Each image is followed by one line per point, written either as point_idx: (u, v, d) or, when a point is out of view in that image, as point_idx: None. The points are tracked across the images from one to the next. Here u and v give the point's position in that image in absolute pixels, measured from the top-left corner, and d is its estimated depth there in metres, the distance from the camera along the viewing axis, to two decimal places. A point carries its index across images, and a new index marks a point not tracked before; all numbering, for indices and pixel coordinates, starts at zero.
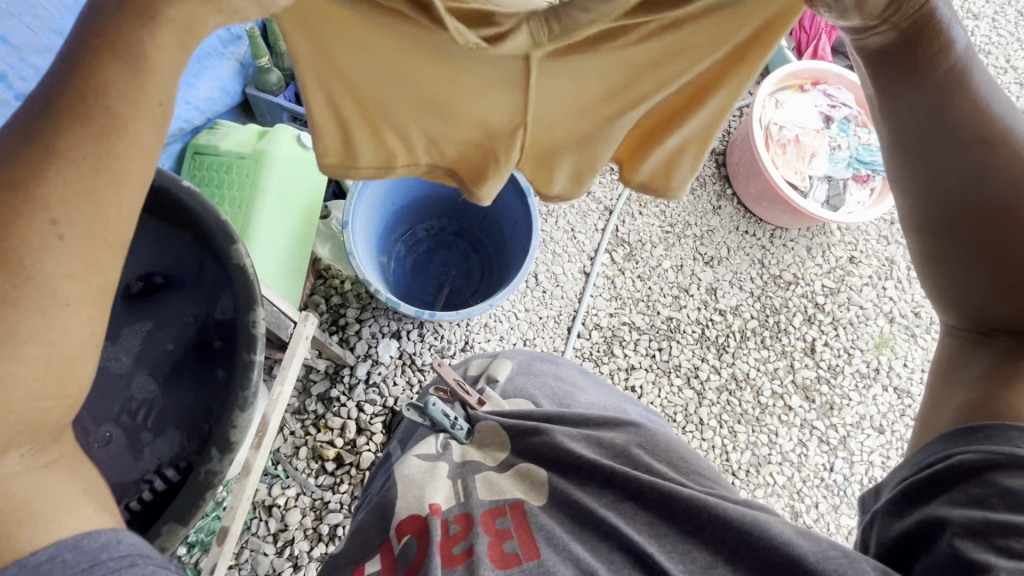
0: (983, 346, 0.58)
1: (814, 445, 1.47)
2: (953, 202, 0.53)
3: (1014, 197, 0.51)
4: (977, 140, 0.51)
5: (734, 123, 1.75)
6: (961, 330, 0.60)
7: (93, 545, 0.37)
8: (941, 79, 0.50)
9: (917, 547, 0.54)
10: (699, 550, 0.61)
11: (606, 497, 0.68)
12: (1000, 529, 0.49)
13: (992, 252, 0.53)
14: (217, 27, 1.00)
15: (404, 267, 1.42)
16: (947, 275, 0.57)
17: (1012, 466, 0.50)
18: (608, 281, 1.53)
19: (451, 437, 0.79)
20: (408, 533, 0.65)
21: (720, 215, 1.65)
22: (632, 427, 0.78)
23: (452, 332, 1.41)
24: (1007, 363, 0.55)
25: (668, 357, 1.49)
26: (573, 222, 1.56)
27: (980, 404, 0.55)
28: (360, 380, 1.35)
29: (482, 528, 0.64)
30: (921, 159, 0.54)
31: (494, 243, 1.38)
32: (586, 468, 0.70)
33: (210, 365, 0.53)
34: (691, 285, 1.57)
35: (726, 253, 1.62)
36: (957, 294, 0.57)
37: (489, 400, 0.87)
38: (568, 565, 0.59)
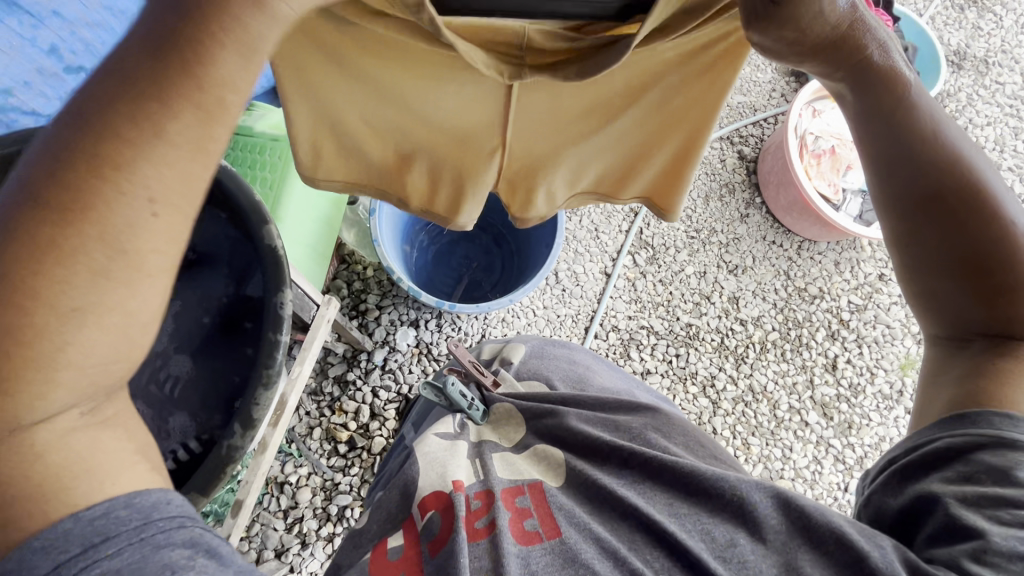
0: (962, 351, 0.55)
1: (829, 463, 1.45)
2: (927, 205, 0.52)
3: (980, 199, 0.50)
4: (930, 160, 0.51)
5: (768, 131, 1.72)
6: (942, 338, 0.56)
7: (146, 497, 0.36)
8: (882, 101, 0.51)
9: (917, 521, 0.53)
10: (721, 527, 0.59)
11: (626, 477, 0.68)
12: (994, 501, 0.48)
13: (964, 257, 0.51)
14: None
15: (426, 256, 1.43)
16: (920, 282, 0.55)
17: (1000, 447, 0.49)
18: (629, 284, 1.51)
19: (468, 417, 0.82)
20: (432, 510, 0.65)
21: (748, 223, 1.62)
22: (648, 411, 0.78)
23: (470, 324, 1.42)
24: (985, 362, 0.52)
25: (685, 364, 1.47)
26: (597, 222, 1.55)
27: (972, 393, 0.53)
28: (376, 366, 1.37)
29: (502, 503, 0.65)
30: (879, 173, 0.54)
31: (516, 238, 1.39)
32: (603, 449, 0.71)
33: (239, 344, 0.54)
34: (714, 292, 1.55)
35: (751, 263, 1.59)
36: (934, 301, 0.55)
37: (504, 382, 0.90)
38: (589, 542, 0.60)
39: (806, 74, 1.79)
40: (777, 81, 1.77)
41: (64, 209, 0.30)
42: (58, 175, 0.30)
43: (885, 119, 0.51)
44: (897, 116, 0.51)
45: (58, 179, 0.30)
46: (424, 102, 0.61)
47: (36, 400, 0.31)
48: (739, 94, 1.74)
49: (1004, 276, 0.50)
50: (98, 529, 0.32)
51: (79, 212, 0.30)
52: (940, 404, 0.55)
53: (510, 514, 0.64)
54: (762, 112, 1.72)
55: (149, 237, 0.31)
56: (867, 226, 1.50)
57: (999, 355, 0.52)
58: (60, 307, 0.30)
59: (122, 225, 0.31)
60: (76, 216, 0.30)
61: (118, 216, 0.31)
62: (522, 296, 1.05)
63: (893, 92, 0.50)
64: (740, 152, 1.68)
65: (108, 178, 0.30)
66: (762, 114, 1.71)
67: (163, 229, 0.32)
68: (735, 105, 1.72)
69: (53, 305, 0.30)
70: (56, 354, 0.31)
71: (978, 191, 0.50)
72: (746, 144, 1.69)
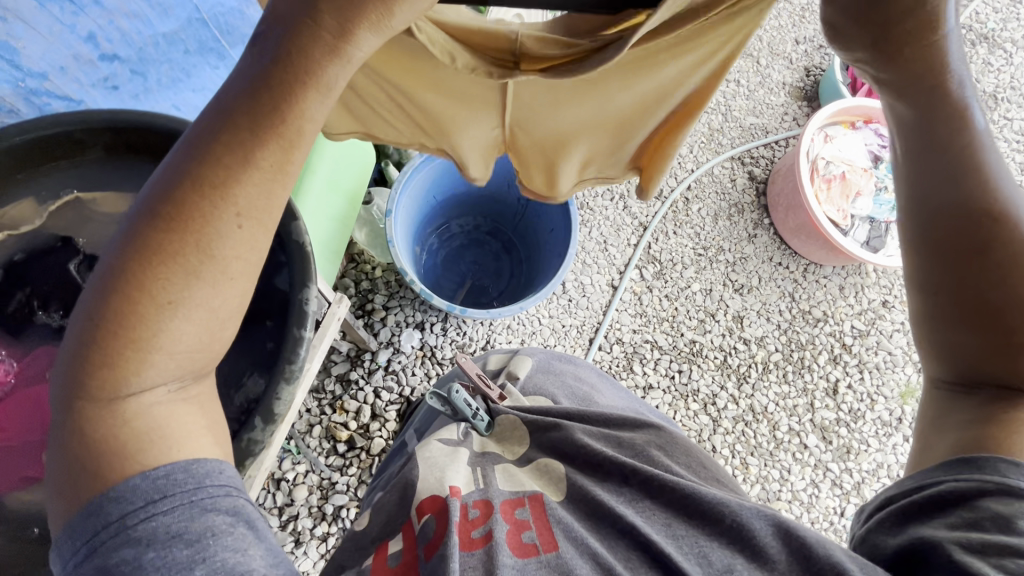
0: (969, 398, 0.54)
1: (827, 487, 1.45)
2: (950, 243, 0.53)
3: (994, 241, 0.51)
4: (969, 185, 0.51)
5: (779, 153, 1.73)
6: (947, 383, 0.56)
7: (198, 473, 0.38)
8: (911, 76, 0.51)
9: (906, 566, 0.52)
10: (717, 552, 0.59)
11: (625, 495, 0.68)
12: (998, 548, 0.47)
13: (976, 304, 0.52)
14: None
15: (435, 259, 1.43)
16: (934, 333, 0.55)
17: (1003, 494, 0.49)
18: (635, 297, 1.52)
19: (472, 427, 0.81)
20: (427, 514, 0.64)
21: (755, 244, 1.63)
22: (653, 429, 0.78)
23: (475, 330, 1.42)
24: (995, 408, 0.52)
25: (687, 381, 1.47)
26: (606, 235, 1.55)
27: (977, 434, 0.52)
28: (379, 366, 1.37)
29: (501, 515, 0.64)
30: (917, 194, 0.54)
31: (525, 246, 1.40)
32: (606, 465, 0.71)
33: (262, 338, 0.55)
34: (718, 311, 1.55)
35: (757, 283, 1.60)
36: (946, 352, 0.55)
37: (510, 396, 0.88)
38: (584, 558, 0.59)
39: (818, 99, 1.81)
40: (790, 105, 1.79)
41: (171, 218, 0.36)
42: (167, 190, 0.37)
43: (920, 101, 0.52)
44: (934, 93, 0.51)
45: (167, 195, 0.36)
46: (422, 80, 0.59)
47: (131, 374, 0.37)
48: (752, 116, 1.75)
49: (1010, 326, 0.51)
50: (159, 486, 0.37)
51: (183, 220, 0.36)
52: (947, 440, 0.54)
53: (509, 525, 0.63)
54: (773, 135, 1.74)
55: (232, 243, 0.37)
56: (873, 253, 1.51)
57: (1005, 404, 0.52)
58: (163, 300, 0.36)
59: (215, 234, 0.37)
60: (181, 226, 0.36)
61: (214, 230, 0.37)
62: (533, 305, 1.05)
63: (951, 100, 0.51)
64: (750, 172, 1.70)
65: (208, 197, 0.37)
66: (773, 137, 1.73)
67: (245, 238, 0.38)
68: (747, 126, 1.74)
69: (155, 296, 0.36)
70: (152, 338, 0.37)
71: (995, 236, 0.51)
72: (757, 165, 1.71)
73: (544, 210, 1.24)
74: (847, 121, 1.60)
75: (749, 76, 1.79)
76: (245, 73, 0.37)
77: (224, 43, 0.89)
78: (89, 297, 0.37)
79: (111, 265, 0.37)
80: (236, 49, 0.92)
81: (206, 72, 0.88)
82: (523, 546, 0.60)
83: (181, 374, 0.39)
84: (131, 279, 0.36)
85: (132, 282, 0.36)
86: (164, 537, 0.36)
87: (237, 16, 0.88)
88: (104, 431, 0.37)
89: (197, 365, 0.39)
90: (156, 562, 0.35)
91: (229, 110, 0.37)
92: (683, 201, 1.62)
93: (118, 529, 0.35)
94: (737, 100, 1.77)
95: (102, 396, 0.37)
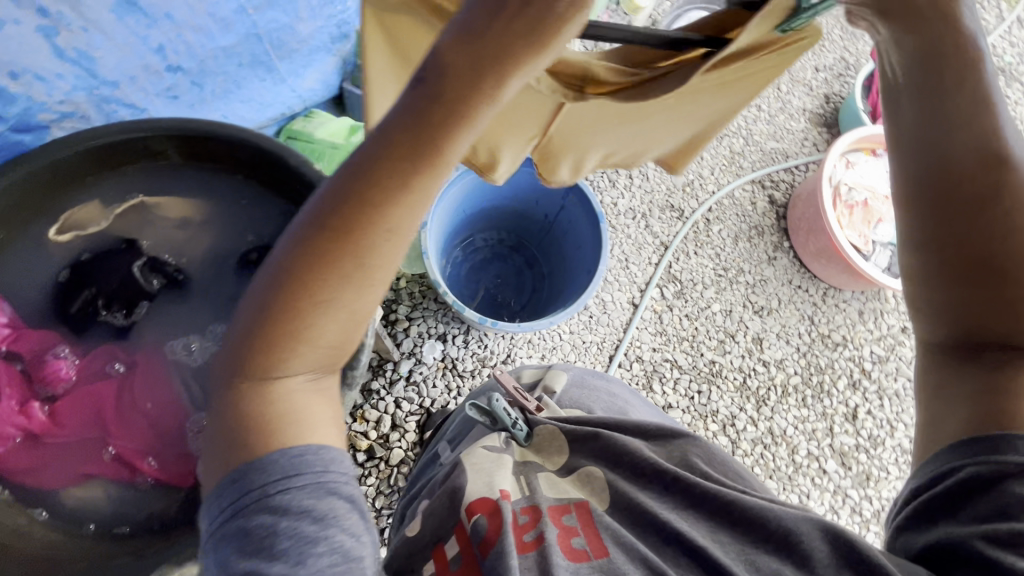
0: (972, 361, 0.56)
1: (846, 514, 1.43)
2: (949, 200, 0.55)
3: (988, 196, 0.54)
4: (972, 152, 0.54)
5: (798, 178, 1.75)
6: (943, 343, 0.59)
7: (324, 458, 0.46)
8: (930, 80, 0.55)
9: (935, 559, 0.55)
10: (763, 556, 0.60)
11: (670, 501, 0.68)
12: (1023, 536, 0.50)
13: (968, 263, 0.55)
14: (332, 24, 1.02)
15: (459, 272, 1.44)
16: (931, 292, 0.58)
17: (1021, 475, 0.51)
18: (655, 316, 1.53)
19: (513, 437, 0.80)
20: (478, 514, 0.65)
21: (775, 266, 1.64)
22: (691, 438, 0.78)
23: (496, 343, 1.43)
24: (998, 377, 0.54)
25: (706, 401, 1.47)
26: (627, 253, 1.57)
27: (987, 401, 0.54)
28: (401, 377, 1.37)
29: (550, 519, 0.65)
30: (911, 155, 0.57)
31: (549, 262, 1.41)
32: (649, 473, 0.71)
33: None
34: (737, 332, 1.56)
35: (777, 305, 1.60)
36: (942, 307, 0.58)
37: (547, 408, 0.87)
38: (632, 569, 0.60)
39: (837, 125, 1.83)
40: (809, 130, 1.82)
41: (335, 230, 0.44)
42: (328, 211, 0.45)
43: (939, 102, 0.55)
44: (951, 96, 0.54)
45: (328, 216, 0.45)
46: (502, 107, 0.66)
47: (289, 358, 0.46)
48: (772, 140, 1.78)
49: (1000, 277, 0.54)
50: (293, 464, 0.45)
51: (343, 233, 0.44)
52: (954, 419, 0.57)
53: (559, 528, 0.64)
54: (793, 159, 1.76)
55: (380, 255, 0.46)
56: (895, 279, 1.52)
57: (1008, 366, 0.54)
58: (318, 303, 0.45)
59: (368, 246, 0.45)
60: (339, 243, 0.45)
61: (368, 247, 0.45)
62: (563, 319, 1.06)
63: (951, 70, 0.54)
64: (770, 196, 1.71)
65: (366, 216, 0.45)
66: (793, 161, 1.75)
67: (389, 252, 0.46)
68: (767, 150, 1.76)
69: (312, 298, 0.45)
70: (310, 329, 0.45)
71: (986, 193, 0.54)
72: (777, 189, 1.73)
73: (572, 224, 1.26)
74: (869, 148, 1.61)
75: (769, 101, 1.82)
76: (409, 106, 0.44)
77: (274, 56, 0.93)
78: (259, 293, 0.46)
79: (278, 269, 0.46)
80: (283, 62, 0.96)
81: (254, 84, 0.93)
82: (575, 548, 0.61)
83: (318, 364, 0.48)
84: (296, 283, 0.45)
85: (295, 284, 0.45)
86: (293, 511, 0.43)
87: (289, 32, 0.92)
88: (251, 415, 0.46)
89: (331, 355, 0.48)
90: (289, 531, 0.43)
91: (388, 140, 0.44)
92: (704, 222, 1.64)
93: (259, 499, 0.44)
94: (758, 124, 1.79)
95: (262, 375, 0.46)
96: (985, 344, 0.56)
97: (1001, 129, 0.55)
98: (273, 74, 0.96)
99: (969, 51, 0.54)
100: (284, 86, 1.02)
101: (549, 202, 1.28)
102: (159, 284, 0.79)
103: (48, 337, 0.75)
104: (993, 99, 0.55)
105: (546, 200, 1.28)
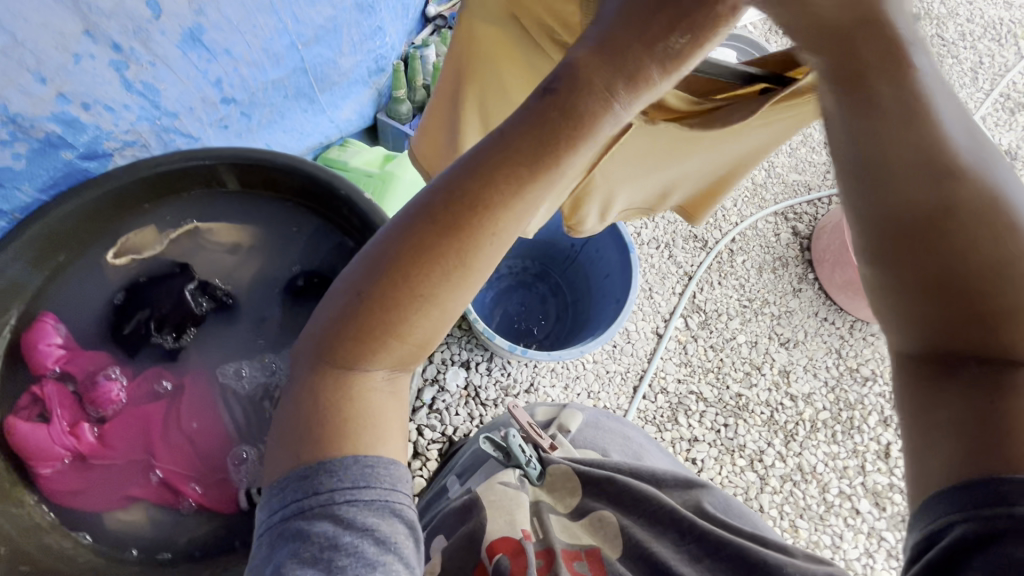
0: (947, 378, 0.44)
1: (882, 559, 1.37)
2: (894, 212, 0.45)
3: (939, 207, 0.44)
4: (920, 160, 0.45)
5: (822, 210, 1.75)
6: (914, 358, 0.46)
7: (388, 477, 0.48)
8: (896, 104, 0.46)
9: None
10: None
11: (683, 553, 0.68)
12: None
13: (930, 275, 0.44)
14: (369, 58, 1.08)
15: (484, 299, 1.44)
16: (892, 303, 0.46)
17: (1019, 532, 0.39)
18: (680, 346, 1.51)
19: (525, 475, 0.77)
20: (500, 553, 0.66)
21: (800, 298, 1.62)
22: (705, 489, 0.78)
23: (520, 371, 1.42)
24: (983, 410, 0.41)
25: (733, 435, 1.44)
26: (651, 282, 1.57)
27: (987, 418, 0.42)
28: (424, 404, 1.36)
29: (565, 564, 0.66)
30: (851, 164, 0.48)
31: (574, 290, 1.41)
32: (665, 520, 0.71)
33: None
34: (764, 364, 1.53)
35: (803, 337, 1.58)
36: (906, 320, 0.46)
37: (561, 446, 0.86)
38: None
39: None
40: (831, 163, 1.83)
41: (444, 226, 0.47)
42: (438, 206, 0.48)
43: (909, 110, 0.46)
44: (923, 110, 0.46)
45: (439, 211, 0.47)
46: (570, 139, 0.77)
47: (377, 351, 0.48)
48: (794, 173, 1.79)
49: (966, 292, 0.43)
50: (363, 475, 0.47)
51: (451, 229, 0.47)
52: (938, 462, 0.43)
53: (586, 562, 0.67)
54: (816, 191, 1.77)
55: (483, 257, 0.49)
56: None
57: (993, 389, 0.41)
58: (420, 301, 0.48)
59: (473, 247, 0.48)
60: (446, 242, 0.47)
61: (472, 247, 0.48)
62: (594, 349, 1.04)
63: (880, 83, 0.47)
64: (794, 227, 1.71)
65: (477, 217, 0.47)
66: (816, 193, 1.76)
67: (491, 254, 0.49)
68: (790, 183, 1.77)
69: (411, 292, 0.47)
70: (404, 322, 0.48)
71: (941, 201, 0.44)
72: (800, 221, 1.73)
73: (599, 254, 1.27)
74: None
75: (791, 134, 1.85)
76: (531, 120, 0.48)
77: (316, 88, 0.98)
78: (358, 279, 0.48)
79: (376, 257, 0.49)
80: (324, 94, 1.00)
81: (296, 113, 0.98)
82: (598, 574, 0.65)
83: (398, 363, 0.50)
84: (398, 273, 0.47)
85: (393, 277, 0.47)
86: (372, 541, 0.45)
87: (331, 66, 0.97)
88: (331, 411, 0.48)
89: (411, 354, 0.50)
90: (350, 548, 0.44)
91: (507, 146, 0.48)
92: (727, 253, 1.64)
93: (326, 503, 0.45)
94: (779, 157, 1.81)
95: (349, 365, 0.48)
96: (970, 359, 0.43)
97: (951, 131, 0.46)
98: (314, 105, 1.00)
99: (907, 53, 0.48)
100: (323, 116, 1.05)
101: None
102: (205, 310, 0.87)
103: (101, 361, 0.83)
104: (928, 104, 0.47)
105: None
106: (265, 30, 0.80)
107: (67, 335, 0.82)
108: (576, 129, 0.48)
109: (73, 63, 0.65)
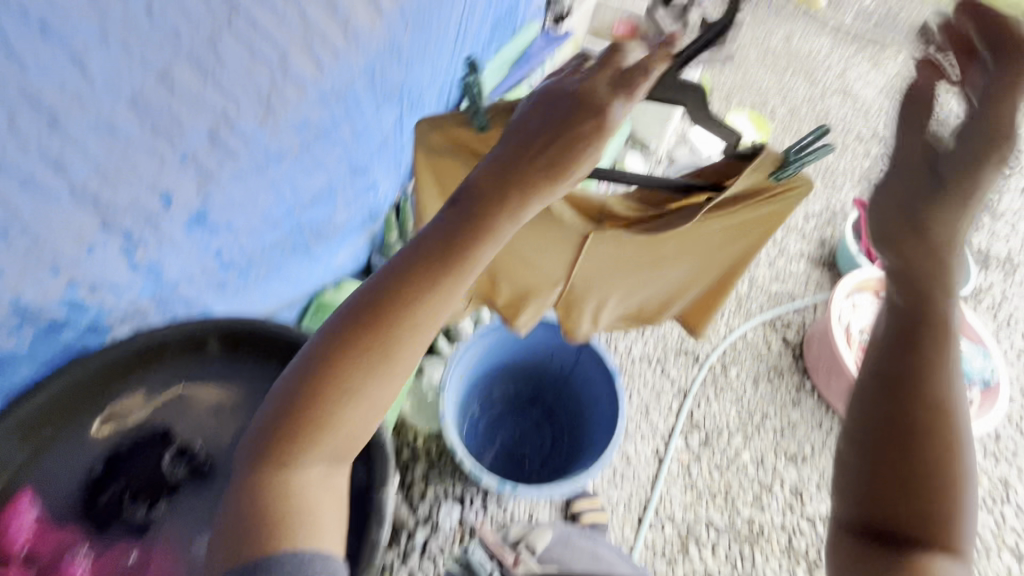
0: (878, 557, 0.49)
1: None
2: (894, 392, 0.52)
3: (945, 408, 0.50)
4: (902, 345, 0.53)
5: (809, 317, 1.79)
6: (847, 528, 0.52)
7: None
8: (925, 269, 0.54)
9: None
10: None
11: None
12: None
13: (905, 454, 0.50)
14: (362, 210, 1.19)
15: (477, 428, 1.42)
16: (843, 468, 0.53)
17: None
18: (683, 468, 1.45)
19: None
20: None
21: (801, 409, 1.59)
22: None
23: (516, 505, 1.35)
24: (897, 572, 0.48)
25: (751, 567, 1.33)
26: (647, 400, 1.55)
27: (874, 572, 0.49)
28: (416, 548, 1.28)
29: None
30: (880, 347, 0.54)
31: (568, 414, 1.40)
32: None
33: None
34: (774, 484, 1.46)
35: (810, 451, 1.52)
36: (847, 487, 0.52)
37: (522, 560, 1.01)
38: None
39: (837, 265, 1.92)
40: (810, 271, 1.90)
41: (368, 328, 0.55)
42: (363, 309, 0.56)
43: (916, 302, 0.54)
44: (927, 311, 0.53)
45: (364, 312, 0.56)
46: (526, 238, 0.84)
47: (310, 443, 0.54)
48: (776, 282, 1.85)
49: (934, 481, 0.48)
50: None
51: (376, 330, 0.55)
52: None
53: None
54: (801, 300, 1.82)
55: (403, 352, 0.57)
56: None
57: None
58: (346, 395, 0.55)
59: (393, 342, 0.56)
60: (370, 340, 0.55)
61: (392, 343, 0.56)
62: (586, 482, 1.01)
63: (928, 240, 0.54)
64: (784, 336, 1.73)
65: (396, 317, 0.56)
66: (800, 302, 1.80)
67: (410, 346, 0.57)
68: (773, 293, 1.83)
69: (339, 385, 0.55)
70: (333, 416, 0.55)
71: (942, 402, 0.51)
72: (789, 329, 1.75)
73: (588, 379, 1.29)
74: (872, 288, 1.66)
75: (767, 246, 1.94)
76: (440, 229, 0.57)
77: (312, 240, 1.07)
78: (294, 373, 0.56)
79: (311, 357, 0.56)
80: (319, 245, 1.10)
81: (293, 264, 1.06)
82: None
83: (330, 456, 0.56)
84: (328, 368, 0.55)
85: (321, 380, 0.55)
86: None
87: (327, 221, 1.08)
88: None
89: (343, 447, 0.57)
90: None
91: (423, 252, 0.57)
92: (721, 367, 1.64)
93: None
94: (760, 268, 1.89)
95: (284, 461, 0.54)
96: (904, 541, 0.48)
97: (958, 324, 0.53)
98: (310, 255, 1.09)
99: (950, 229, 0.54)
100: (319, 264, 1.14)
101: (566, 355, 1.31)
102: (180, 476, 0.86)
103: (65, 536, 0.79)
104: (948, 285, 0.54)
105: (563, 353, 1.31)
106: (266, 203, 0.90)
107: (43, 512, 0.78)
108: (480, 227, 0.56)
109: (86, 254, 0.70)
